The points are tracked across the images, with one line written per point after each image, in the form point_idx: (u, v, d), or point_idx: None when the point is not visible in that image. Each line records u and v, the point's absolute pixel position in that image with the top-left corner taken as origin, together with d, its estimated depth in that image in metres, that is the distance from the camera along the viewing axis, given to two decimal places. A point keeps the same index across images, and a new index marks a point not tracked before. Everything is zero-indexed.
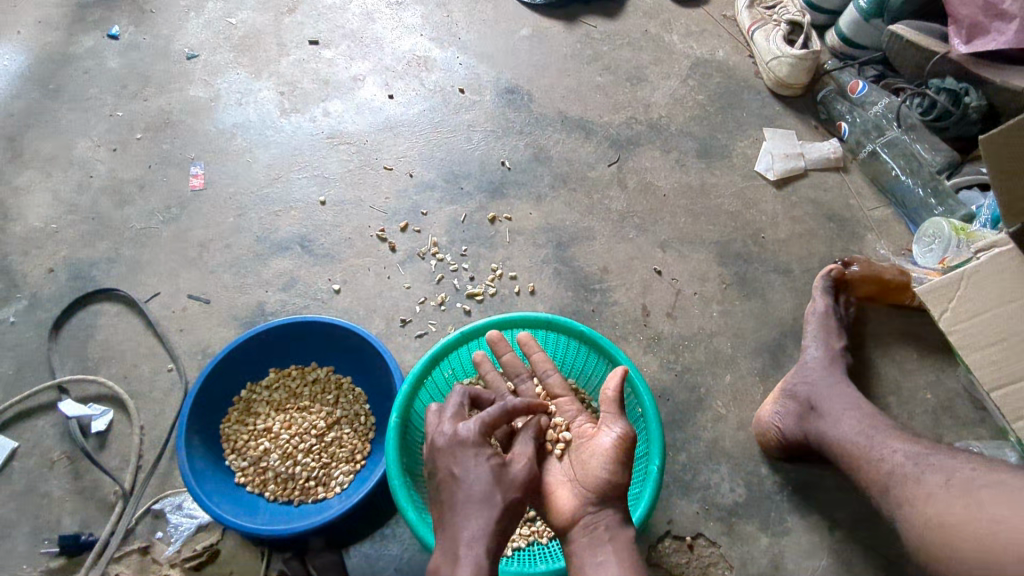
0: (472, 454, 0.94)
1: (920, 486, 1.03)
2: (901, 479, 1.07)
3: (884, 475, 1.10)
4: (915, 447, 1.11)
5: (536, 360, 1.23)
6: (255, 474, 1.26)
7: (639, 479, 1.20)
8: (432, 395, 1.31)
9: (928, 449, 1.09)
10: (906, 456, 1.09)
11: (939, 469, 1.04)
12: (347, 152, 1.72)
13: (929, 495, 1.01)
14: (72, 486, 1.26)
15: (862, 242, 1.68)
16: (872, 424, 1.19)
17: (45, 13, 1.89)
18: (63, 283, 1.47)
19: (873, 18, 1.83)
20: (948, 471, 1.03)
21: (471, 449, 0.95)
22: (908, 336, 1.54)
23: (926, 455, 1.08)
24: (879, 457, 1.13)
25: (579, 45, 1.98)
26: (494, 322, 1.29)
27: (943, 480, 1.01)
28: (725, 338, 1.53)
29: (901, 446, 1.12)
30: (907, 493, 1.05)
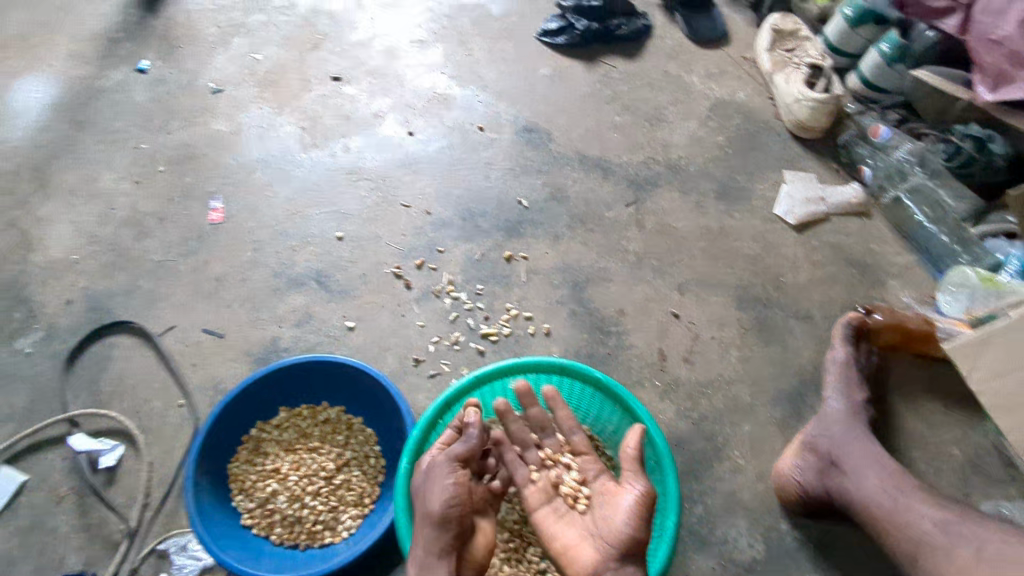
0: (439, 473, 1.02)
1: (949, 557, 0.99)
2: (929, 548, 1.03)
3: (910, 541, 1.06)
4: (942, 511, 1.06)
5: (560, 416, 1.20)
6: (262, 516, 1.24)
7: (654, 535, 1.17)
8: None
9: (957, 515, 1.04)
10: (933, 523, 1.04)
11: (967, 538, 0.99)
12: (366, 188, 1.73)
13: (960, 568, 0.97)
14: (78, 523, 1.25)
15: (885, 288, 1.64)
16: (899, 484, 1.15)
17: (77, 47, 1.94)
18: (81, 314, 1.48)
19: (896, 63, 1.83)
20: (976, 540, 0.98)
21: (440, 470, 1.03)
22: (933, 388, 1.50)
23: (954, 521, 1.03)
24: (905, 521, 1.08)
25: (598, 84, 1.99)
26: (509, 366, 1.27)
27: (973, 551, 0.97)
28: (743, 385, 1.49)
29: (928, 510, 1.07)
30: (936, 563, 1.00)
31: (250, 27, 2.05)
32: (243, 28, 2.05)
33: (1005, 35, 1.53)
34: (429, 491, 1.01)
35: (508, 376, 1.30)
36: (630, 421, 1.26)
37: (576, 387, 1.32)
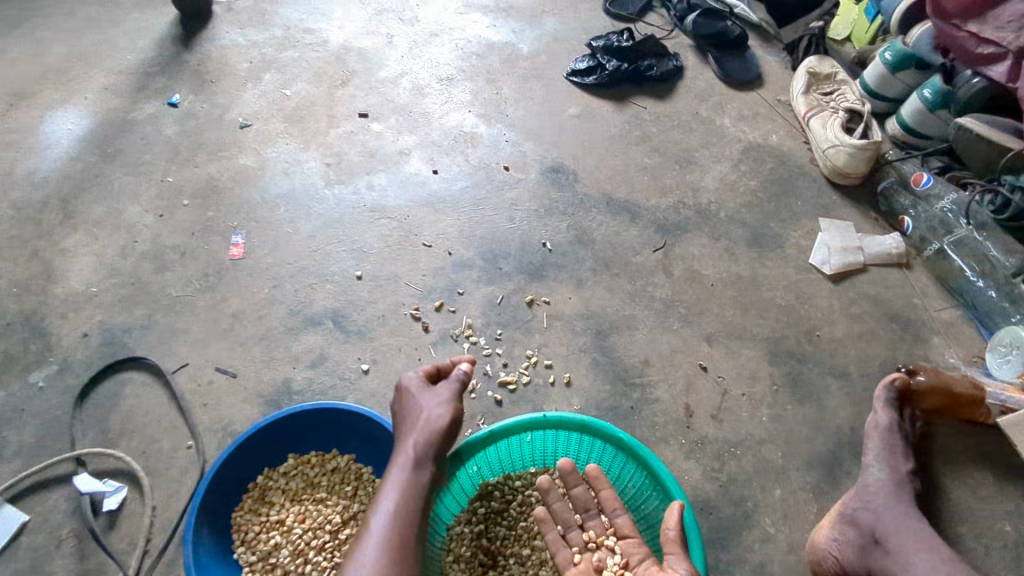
0: (438, 398, 1.13)
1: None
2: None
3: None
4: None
5: (603, 497, 1.17)
6: (263, 570, 1.18)
7: None
8: (454, 495, 1.24)
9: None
10: None
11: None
12: (388, 226, 1.70)
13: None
14: (76, 568, 1.21)
15: (928, 346, 1.55)
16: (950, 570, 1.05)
17: (112, 81, 1.98)
18: (95, 348, 1.46)
19: (938, 109, 1.76)
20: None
21: (440, 393, 1.14)
22: (981, 457, 1.39)
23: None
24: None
25: (627, 125, 1.95)
26: (526, 422, 1.21)
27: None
28: (775, 446, 1.41)
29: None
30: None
31: (281, 63, 2.07)
32: (274, 63, 2.07)
33: None
34: (429, 411, 1.10)
35: (525, 430, 1.24)
36: (654, 485, 1.18)
37: (597, 445, 1.25)
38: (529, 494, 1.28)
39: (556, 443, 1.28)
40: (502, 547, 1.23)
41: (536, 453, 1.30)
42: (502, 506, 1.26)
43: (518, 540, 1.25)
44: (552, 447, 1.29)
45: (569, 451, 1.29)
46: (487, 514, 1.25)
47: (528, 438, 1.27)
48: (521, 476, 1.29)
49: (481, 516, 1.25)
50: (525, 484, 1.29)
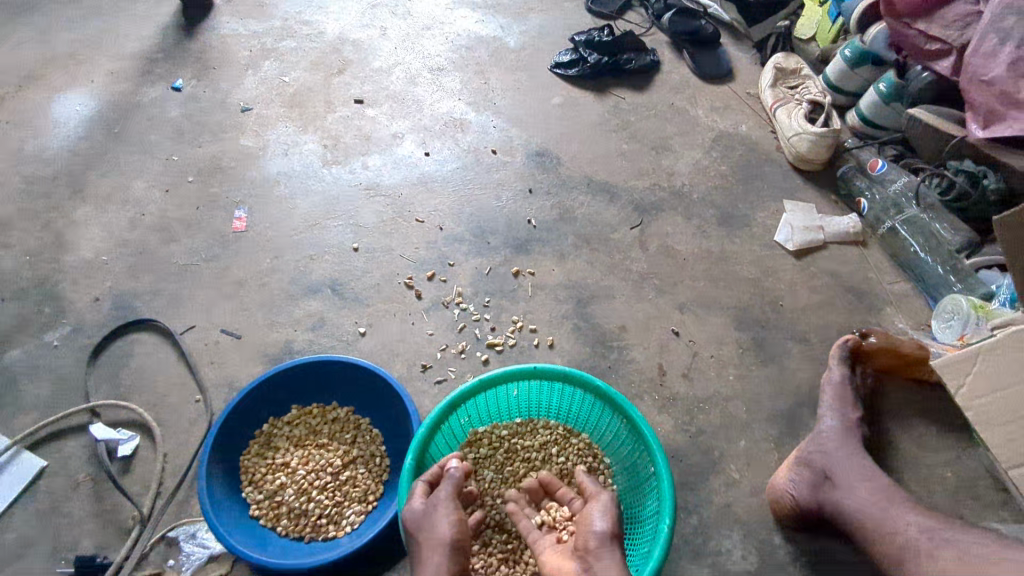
0: (439, 513, 1.09)
1: (935, 562, 1.07)
2: (916, 556, 1.09)
3: (898, 549, 1.12)
4: (929, 521, 1.13)
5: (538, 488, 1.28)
6: (269, 507, 1.29)
7: (647, 539, 1.19)
8: (447, 440, 1.34)
9: (942, 524, 1.12)
10: (919, 530, 1.12)
11: (954, 545, 1.07)
12: (383, 204, 1.81)
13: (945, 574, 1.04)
14: (93, 508, 1.30)
15: (881, 314, 1.69)
16: (889, 497, 1.20)
17: (118, 66, 2.07)
18: (106, 311, 1.56)
19: (892, 101, 1.91)
20: (961, 548, 1.06)
21: (439, 504, 1.10)
22: (926, 413, 1.53)
23: (941, 530, 1.11)
24: (892, 530, 1.15)
25: (607, 114, 2.08)
26: (511, 371, 1.32)
27: (957, 557, 1.05)
28: (740, 403, 1.53)
29: (917, 520, 1.14)
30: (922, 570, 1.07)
31: (280, 52, 2.18)
32: (273, 52, 2.17)
33: (994, 76, 1.64)
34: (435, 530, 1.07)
35: (510, 381, 1.35)
36: (629, 429, 1.29)
37: (577, 396, 1.37)
38: (514, 440, 1.40)
39: (539, 395, 1.40)
40: (489, 488, 1.35)
41: (522, 407, 1.43)
42: (491, 452, 1.38)
43: (506, 482, 1.37)
44: (536, 398, 1.42)
45: (552, 402, 1.41)
46: (477, 458, 1.37)
47: (514, 392, 1.40)
48: (509, 425, 1.41)
49: (471, 461, 1.36)
50: (512, 432, 1.40)
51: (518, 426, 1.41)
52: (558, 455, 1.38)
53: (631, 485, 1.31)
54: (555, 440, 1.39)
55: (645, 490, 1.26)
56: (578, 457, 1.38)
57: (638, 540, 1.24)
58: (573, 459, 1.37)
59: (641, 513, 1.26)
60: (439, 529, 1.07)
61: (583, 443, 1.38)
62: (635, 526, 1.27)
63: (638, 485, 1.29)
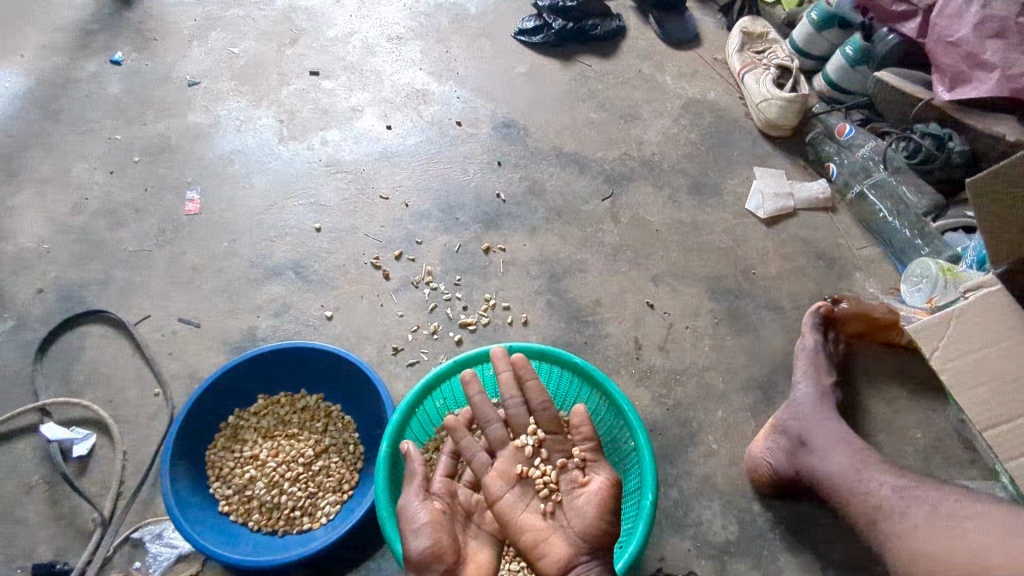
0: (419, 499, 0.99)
1: (905, 519, 1.07)
2: (889, 513, 1.10)
3: (869, 509, 1.14)
4: (900, 481, 1.15)
5: (477, 405, 1.05)
6: (240, 503, 1.23)
7: (630, 517, 1.19)
8: (422, 424, 1.30)
9: (913, 483, 1.13)
10: (892, 490, 1.13)
11: (924, 501, 1.08)
12: (344, 180, 1.73)
13: (915, 528, 1.05)
14: (49, 512, 1.23)
15: (850, 280, 1.69)
16: (863, 458, 1.22)
17: (49, 38, 1.93)
18: (53, 304, 1.47)
19: (859, 65, 1.90)
20: (931, 502, 1.08)
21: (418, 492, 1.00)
22: (897, 376, 1.55)
23: (912, 488, 1.12)
24: (866, 491, 1.16)
25: (574, 83, 2.03)
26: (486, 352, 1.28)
27: (928, 512, 1.06)
28: (716, 372, 1.53)
29: (888, 480, 1.16)
30: (894, 527, 1.08)
31: (227, 21, 2.05)
32: (220, 21, 2.05)
33: (960, 36, 1.63)
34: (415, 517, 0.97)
35: (485, 362, 1.31)
36: (608, 405, 1.28)
37: (553, 374, 1.35)
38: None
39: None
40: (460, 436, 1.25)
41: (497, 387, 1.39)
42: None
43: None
44: None
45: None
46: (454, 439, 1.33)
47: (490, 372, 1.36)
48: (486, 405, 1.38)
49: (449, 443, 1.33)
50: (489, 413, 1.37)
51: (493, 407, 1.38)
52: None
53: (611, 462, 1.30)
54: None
55: (626, 467, 1.25)
56: None
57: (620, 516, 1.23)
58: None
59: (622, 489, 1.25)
60: (418, 515, 0.97)
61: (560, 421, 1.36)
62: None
63: (618, 462, 1.28)
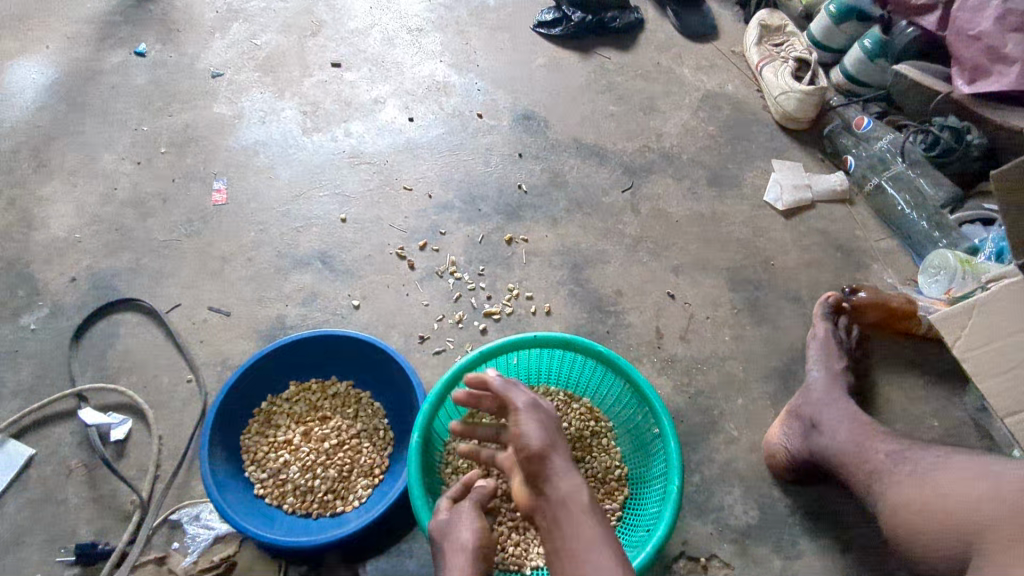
0: (461, 519, 1.09)
1: (892, 478, 1.13)
2: (880, 476, 1.15)
3: (866, 475, 1.18)
4: (895, 446, 1.19)
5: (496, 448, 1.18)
6: (274, 486, 1.26)
7: (657, 500, 1.21)
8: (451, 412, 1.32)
9: (906, 447, 1.18)
10: (888, 455, 1.17)
11: (909, 462, 1.13)
12: (368, 171, 1.75)
13: (898, 486, 1.11)
14: (89, 494, 1.26)
15: (868, 271, 1.71)
16: (868, 434, 1.24)
17: (74, 30, 1.95)
18: (85, 292, 1.50)
19: (877, 58, 1.91)
20: (915, 462, 1.12)
21: (464, 516, 1.10)
22: (914, 365, 1.57)
23: (903, 451, 1.16)
24: (866, 458, 1.20)
25: (593, 75, 2.04)
26: (510, 343, 1.28)
27: (911, 469, 1.11)
28: (736, 362, 1.55)
29: (884, 446, 1.20)
30: (883, 488, 1.13)
31: (249, 13, 2.06)
32: (242, 13, 2.06)
33: (982, 31, 1.64)
34: (457, 537, 1.07)
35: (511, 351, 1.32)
36: (632, 392, 1.30)
37: (579, 361, 1.37)
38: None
39: (539, 361, 1.39)
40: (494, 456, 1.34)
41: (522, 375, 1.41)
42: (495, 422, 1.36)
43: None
44: (535, 366, 1.40)
45: (552, 368, 1.40)
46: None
47: (514, 361, 1.37)
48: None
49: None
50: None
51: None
52: (560, 419, 1.37)
53: (636, 446, 1.33)
54: (555, 405, 1.38)
55: (651, 453, 1.27)
56: (579, 422, 1.36)
57: (646, 500, 1.26)
58: (576, 423, 1.36)
59: (648, 473, 1.28)
60: (460, 536, 1.06)
61: (584, 407, 1.38)
62: (642, 486, 1.29)
63: (643, 446, 1.30)
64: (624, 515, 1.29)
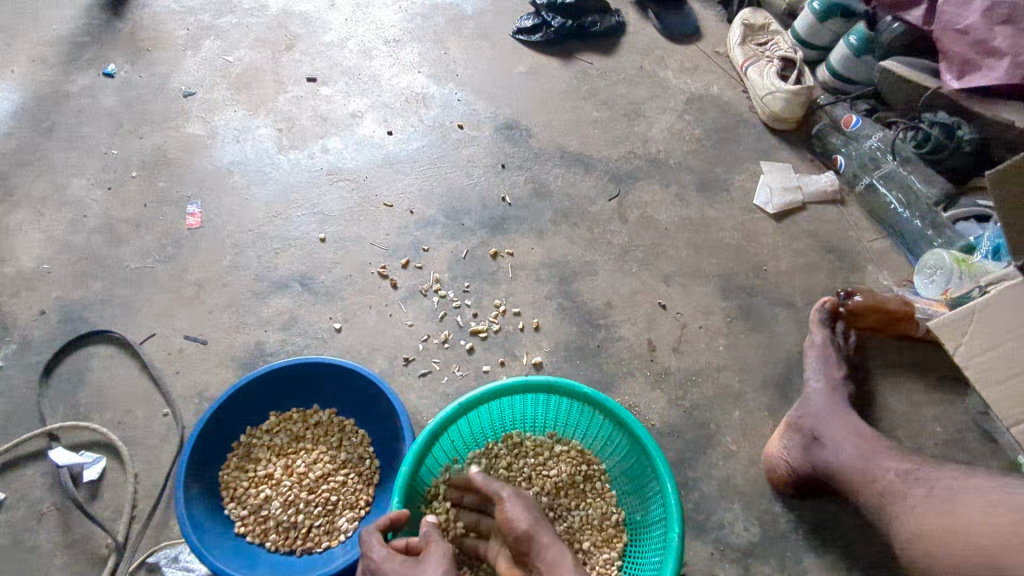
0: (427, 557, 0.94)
1: (906, 502, 1.06)
2: (892, 499, 1.09)
3: (876, 496, 1.13)
4: (905, 465, 1.13)
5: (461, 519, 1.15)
6: (255, 523, 1.21)
7: (657, 550, 1.14)
8: (436, 463, 1.25)
9: (916, 466, 1.12)
10: (898, 475, 1.12)
11: (925, 484, 1.07)
12: (347, 188, 1.70)
13: (915, 512, 1.04)
14: (62, 539, 1.21)
15: (863, 273, 1.67)
16: (870, 448, 1.20)
17: (40, 52, 1.89)
18: (55, 325, 1.45)
19: (864, 54, 1.88)
20: (930, 484, 1.06)
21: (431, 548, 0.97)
22: (914, 369, 1.53)
23: (915, 471, 1.10)
24: (874, 478, 1.15)
25: (575, 81, 2.00)
26: (494, 389, 1.22)
27: (926, 493, 1.05)
28: (732, 372, 1.51)
29: (893, 465, 1.14)
30: (897, 510, 1.07)
31: (221, 29, 2.02)
32: (214, 30, 2.01)
33: (969, 24, 1.61)
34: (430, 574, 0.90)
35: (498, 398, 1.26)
36: (627, 437, 1.23)
37: (567, 406, 1.30)
38: (501, 460, 1.30)
39: (525, 406, 1.32)
40: None
41: (510, 421, 1.34)
42: (482, 473, 1.29)
43: None
44: (521, 410, 1.33)
45: (538, 412, 1.33)
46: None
47: (500, 405, 1.30)
48: (502, 441, 1.32)
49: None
50: (504, 449, 1.31)
51: (506, 442, 1.32)
52: (549, 465, 1.30)
53: (631, 492, 1.26)
54: (543, 450, 1.31)
55: (649, 498, 1.20)
56: (571, 466, 1.30)
57: (645, 548, 1.19)
58: (567, 469, 1.29)
59: (647, 520, 1.21)
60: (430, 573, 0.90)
61: (574, 451, 1.31)
62: (640, 533, 1.22)
63: (639, 489, 1.24)
64: (625, 565, 1.21)
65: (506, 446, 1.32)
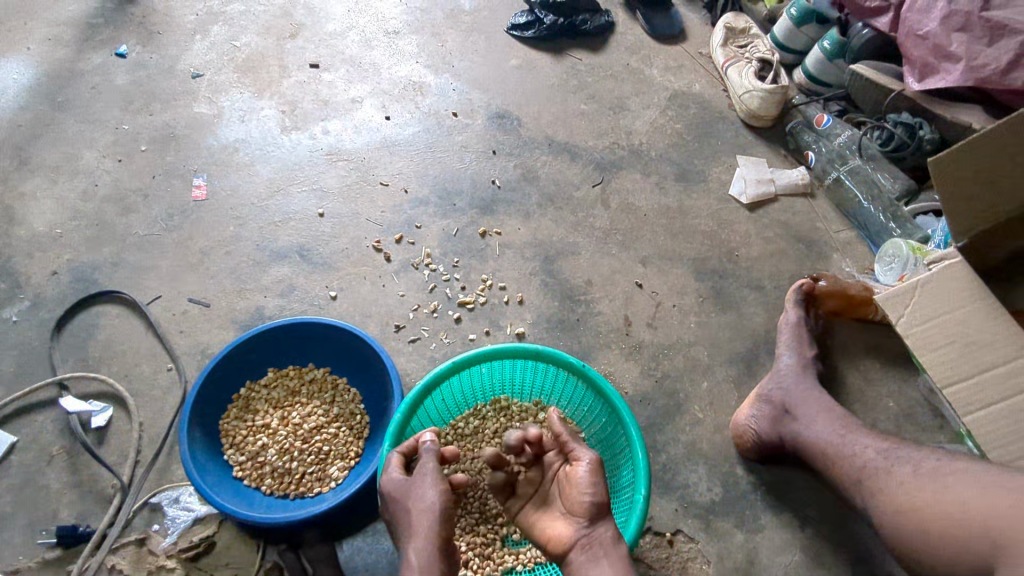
0: (420, 482, 1.10)
1: (889, 476, 1.13)
2: (873, 473, 1.16)
3: (857, 470, 1.19)
4: (882, 443, 1.21)
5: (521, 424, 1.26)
6: (253, 468, 1.31)
7: (624, 510, 1.23)
8: (424, 419, 1.34)
9: (893, 445, 1.19)
10: (877, 452, 1.19)
11: (907, 462, 1.13)
12: (346, 168, 1.80)
13: (892, 485, 1.11)
14: (70, 479, 1.30)
15: (828, 261, 1.79)
16: (843, 425, 1.29)
17: (55, 32, 1.98)
18: (66, 284, 1.54)
19: (836, 58, 2.00)
20: (914, 463, 1.12)
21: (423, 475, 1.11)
22: (871, 349, 1.64)
23: (894, 450, 1.18)
24: (851, 453, 1.22)
25: (565, 76, 2.11)
26: (483, 352, 1.31)
27: (912, 471, 1.11)
28: (701, 348, 1.61)
29: (871, 443, 1.22)
30: (880, 487, 1.13)
31: (229, 16, 2.11)
32: (222, 16, 2.11)
33: (929, 30, 1.72)
34: (420, 500, 1.08)
35: (485, 361, 1.35)
36: (604, 404, 1.32)
37: (550, 373, 1.39)
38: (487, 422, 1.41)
39: (511, 372, 1.41)
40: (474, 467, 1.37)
41: (496, 385, 1.43)
42: (469, 431, 1.39)
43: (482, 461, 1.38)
44: (508, 376, 1.42)
45: (523, 378, 1.43)
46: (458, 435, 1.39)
47: (486, 369, 1.39)
48: (490, 403, 1.43)
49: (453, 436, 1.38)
50: (492, 412, 1.42)
51: (494, 405, 1.42)
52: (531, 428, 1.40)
53: (605, 457, 1.35)
54: (528, 416, 1.42)
55: (620, 462, 1.30)
56: None
57: (614, 508, 1.28)
58: None
59: (617, 483, 1.30)
60: (425, 498, 1.08)
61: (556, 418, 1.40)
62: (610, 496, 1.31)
63: (612, 454, 1.33)
64: None
65: (494, 409, 1.42)
